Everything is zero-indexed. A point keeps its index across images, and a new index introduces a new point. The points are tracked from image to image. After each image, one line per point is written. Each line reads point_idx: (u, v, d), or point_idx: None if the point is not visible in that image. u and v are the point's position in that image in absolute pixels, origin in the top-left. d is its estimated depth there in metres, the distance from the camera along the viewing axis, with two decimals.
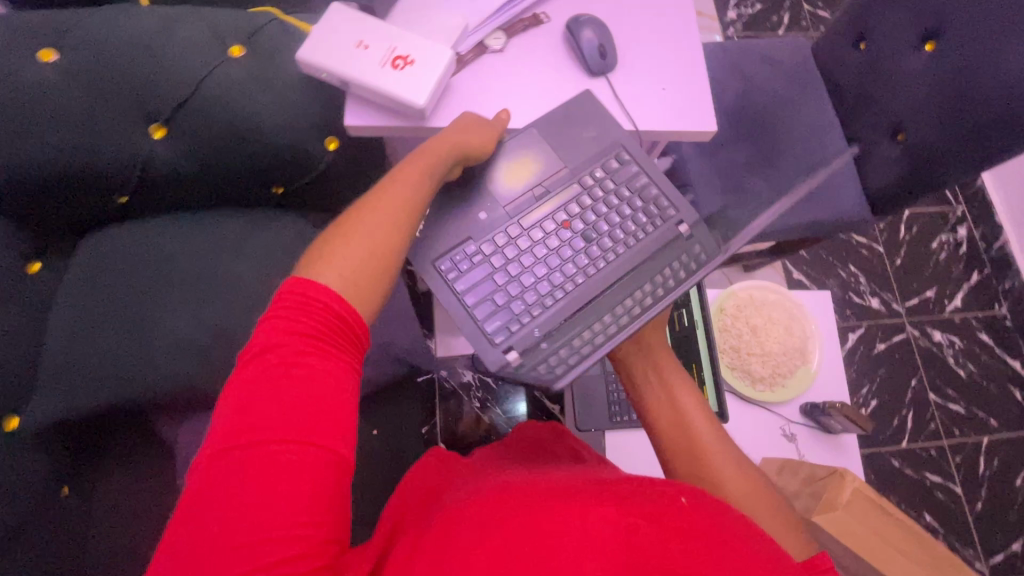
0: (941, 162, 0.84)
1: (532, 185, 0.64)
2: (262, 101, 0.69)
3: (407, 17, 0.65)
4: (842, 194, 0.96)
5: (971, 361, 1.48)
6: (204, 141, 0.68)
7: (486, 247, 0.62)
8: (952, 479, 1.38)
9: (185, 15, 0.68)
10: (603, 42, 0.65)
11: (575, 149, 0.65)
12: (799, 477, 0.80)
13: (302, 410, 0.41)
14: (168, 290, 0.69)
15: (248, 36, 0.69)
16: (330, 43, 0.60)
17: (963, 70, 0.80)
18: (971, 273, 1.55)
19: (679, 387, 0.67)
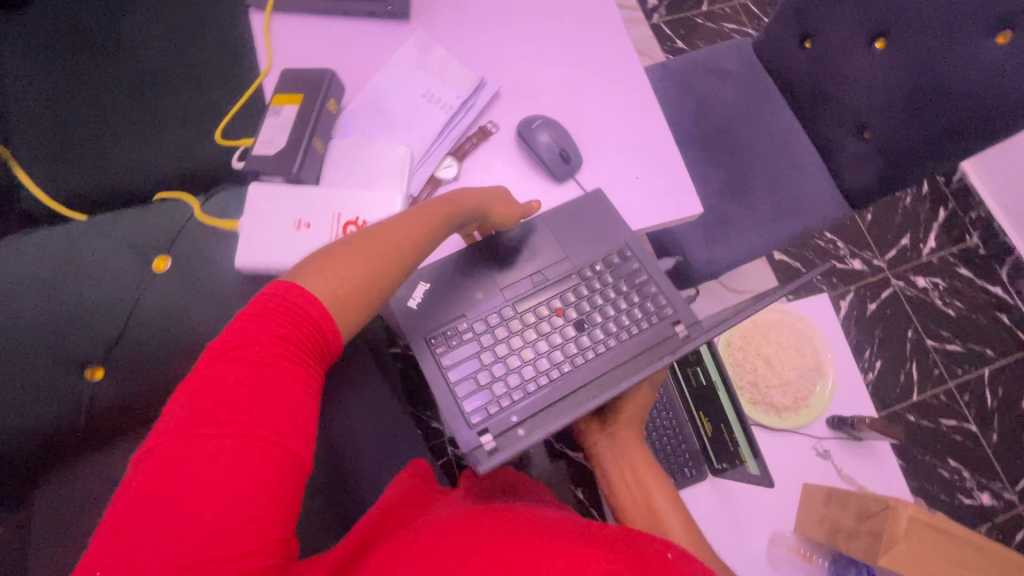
0: (915, 159, 0.81)
1: (530, 272, 0.60)
2: (198, 312, 0.71)
3: (341, 167, 0.58)
4: (819, 199, 0.93)
5: (957, 298, 1.50)
6: (143, 370, 0.70)
7: (480, 326, 0.59)
8: (965, 419, 1.42)
9: (107, 250, 0.73)
10: (562, 145, 0.60)
11: (579, 243, 0.61)
12: (852, 511, 0.79)
13: (265, 411, 0.41)
14: None
15: (167, 245, 0.74)
16: (269, 236, 0.53)
17: (922, 66, 0.77)
18: (939, 210, 1.56)
19: (655, 492, 0.66)
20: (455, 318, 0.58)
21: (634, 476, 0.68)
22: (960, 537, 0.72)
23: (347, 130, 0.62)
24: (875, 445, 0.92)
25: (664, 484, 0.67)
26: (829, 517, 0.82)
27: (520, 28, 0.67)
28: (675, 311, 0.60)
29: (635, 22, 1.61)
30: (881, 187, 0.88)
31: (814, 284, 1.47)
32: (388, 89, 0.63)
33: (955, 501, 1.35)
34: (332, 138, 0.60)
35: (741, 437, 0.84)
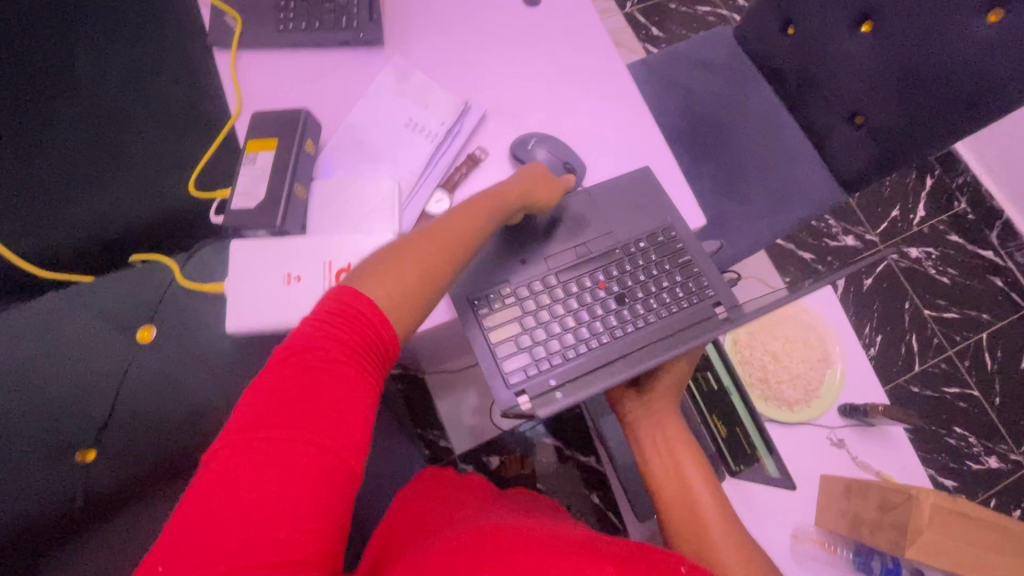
0: (907, 141, 0.80)
1: (574, 245, 0.61)
2: (195, 377, 0.74)
3: (326, 210, 0.55)
4: (813, 186, 0.92)
5: (950, 266, 1.51)
6: (139, 444, 0.70)
7: (524, 292, 0.59)
8: (967, 384, 1.42)
9: (89, 321, 0.73)
10: (563, 159, 0.61)
11: (622, 220, 0.62)
12: (873, 502, 0.78)
13: (323, 418, 0.39)
14: None
15: (151, 313, 0.75)
16: (258, 294, 0.50)
17: (909, 47, 0.76)
18: (925, 178, 1.56)
19: (687, 461, 0.66)
20: (496, 282, 0.59)
21: (664, 448, 0.68)
22: (982, 520, 0.72)
23: (328, 169, 0.58)
24: (888, 430, 0.91)
25: (697, 456, 0.67)
26: (851, 508, 0.82)
27: (501, 46, 0.65)
28: (716, 294, 0.60)
29: (609, 14, 1.58)
30: (878, 169, 0.86)
31: (809, 264, 1.47)
32: (369, 122, 0.60)
33: (964, 468, 1.36)
34: (314, 180, 0.56)
35: (757, 437, 0.83)
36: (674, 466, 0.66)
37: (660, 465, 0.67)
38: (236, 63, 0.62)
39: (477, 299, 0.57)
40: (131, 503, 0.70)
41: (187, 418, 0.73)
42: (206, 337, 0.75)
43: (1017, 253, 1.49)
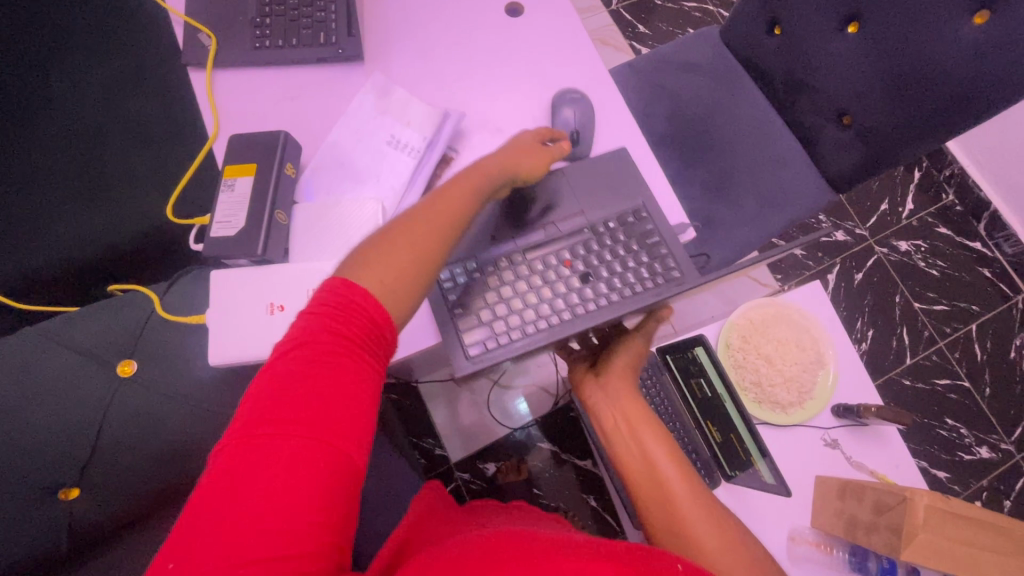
0: (894, 144, 0.80)
1: (544, 222, 0.60)
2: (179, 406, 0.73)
3: (308, 234, 0.54)
4: (803, 188, 0.91)
5: (939, 258, 1.52)
6: (125, 478, 0.70)
7: (489, 267, 0.58)
8: (958, 375, 1.43)
9: (66, 357, 0.72)
10: (578, 126, 0.61)
11: (597, 198, 0.60)
12: (868, 504, 0.79)
13: (324, 411, 0.38)
14: None
15: (132, 348, 0.74)
16: (241, 326, 0.49)
17: (895, 50, 0.76)
18: (913, 172, 1.57)
19: (648, 435, 0.62)
20: (459, 259, 0.58)
21: (625, 424, 0.64)
22: (975, 518, 0.73)
23: (309, 191, 0.57)
24: (881, 429, 0.92)
25: (658, 430, 0.63)
26: (846, 510, 0.82)
27: (485, 58, 0.64)
28: (683, 275, 0.57)
29: (595, 14, 1.57)
30: (865, 171, 0.86)
31: (799, 260, 1.47)
32: (350, 140, 0.58)
33: (956, 458, 1.37)
34: (294, 204, 0.55)
35: (751, 442, 0.84)
36: (635, 443, 0.62)
37: (624, 443, 0.63)
38: (211, 84, 0.60)
39: (445, 281, 0.57)
40: (124, 536, 0.71)
41: (176, 445, 0.72)
42: (190, 365, 0.75)
43: (1004, 244, 1.50)
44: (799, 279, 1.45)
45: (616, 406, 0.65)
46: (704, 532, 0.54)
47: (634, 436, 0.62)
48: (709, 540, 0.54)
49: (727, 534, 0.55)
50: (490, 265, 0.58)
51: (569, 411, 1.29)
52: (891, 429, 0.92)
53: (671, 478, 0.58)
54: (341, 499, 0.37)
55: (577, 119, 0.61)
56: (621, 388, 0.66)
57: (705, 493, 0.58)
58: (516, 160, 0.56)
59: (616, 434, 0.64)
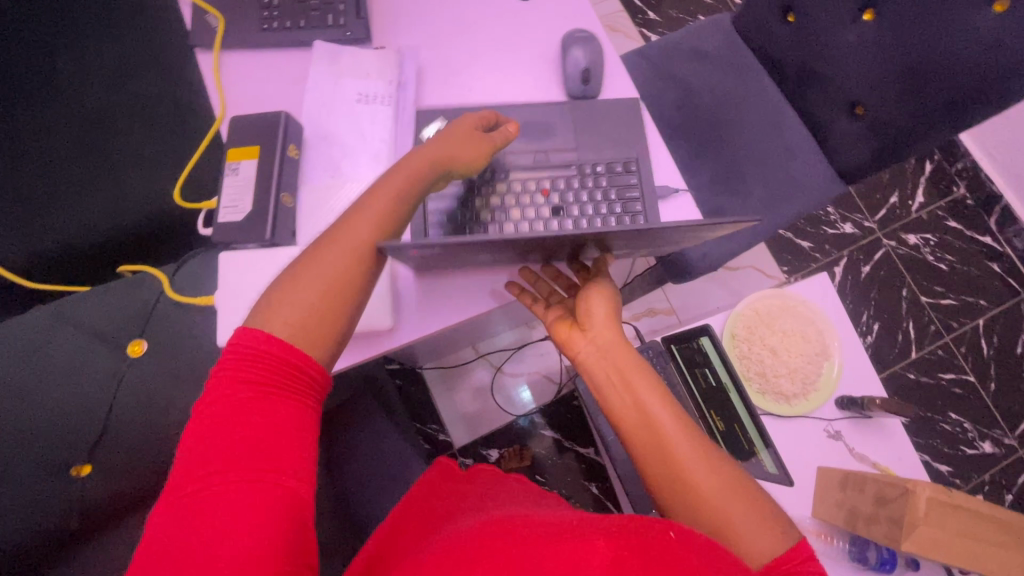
0: (906, 136, 0.79)
1: (534, 150, 0.59)
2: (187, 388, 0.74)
3: (316, 219, 0.54)
4: (812, 179, 0.90)
5: (948, 252, 1.50)
6: (134, 456, 0.71)
7: (471, 176, 0.57)
8: (963, 371, 1.42)
9: (75, 338, 0.73)
10: (587, 67, 0.60)
11: (590, 139, 0.60)
12: (868, 495, 0.79)
13: (249, 450, 0.38)
14: None
15: (141, 330, 0.75)
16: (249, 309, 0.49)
17: (910, 40, 0.75)
18: (924, 164, 1.55)
19: (642, 384, 0.55)
20: None
21: (613, 371, 0.57)
22: (977, 512, 0.73)
23: (314, 173, 0.57)
24: (884, 421, 0.92)
25: (654, 378, 0.56)
26: (847, 501, 0.82)
27: (493, 43, 0.63)
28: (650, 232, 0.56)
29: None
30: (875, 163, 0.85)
31: (806, 252, 1.46)
32: (355, 123, 0.58)
33: (958, 453, 1.37)
34: (300, 186, 0.55)
35: (754, 431, 0.83)
36: (625, 390, 0.55)
37: (614, 393, 0.56)
38: (219, 66, 0.60)
39: None
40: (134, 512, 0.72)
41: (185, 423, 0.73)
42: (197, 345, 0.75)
43: (1015, 239, 1.48)
44: (806, 271, 1.44)
45: (603, 352, 0.58)
46: (709, 477, 0.49)
47: (625, 384, 0.55)
48: (715, 484, 0.48)
49: (734, 478, 0.49)
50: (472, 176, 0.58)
51: (572, 399, 1.29)
52: (894, 421, 0.92)
53: (668, 423, 0.52)
54: (284, 524, 0.38)
55: (590, 57, 0.60)
56: (607, 331, 0.59)
57: (704, 437, 0.52)
58: (447, 152, 0.51)
59: (606, 383, 0.57)
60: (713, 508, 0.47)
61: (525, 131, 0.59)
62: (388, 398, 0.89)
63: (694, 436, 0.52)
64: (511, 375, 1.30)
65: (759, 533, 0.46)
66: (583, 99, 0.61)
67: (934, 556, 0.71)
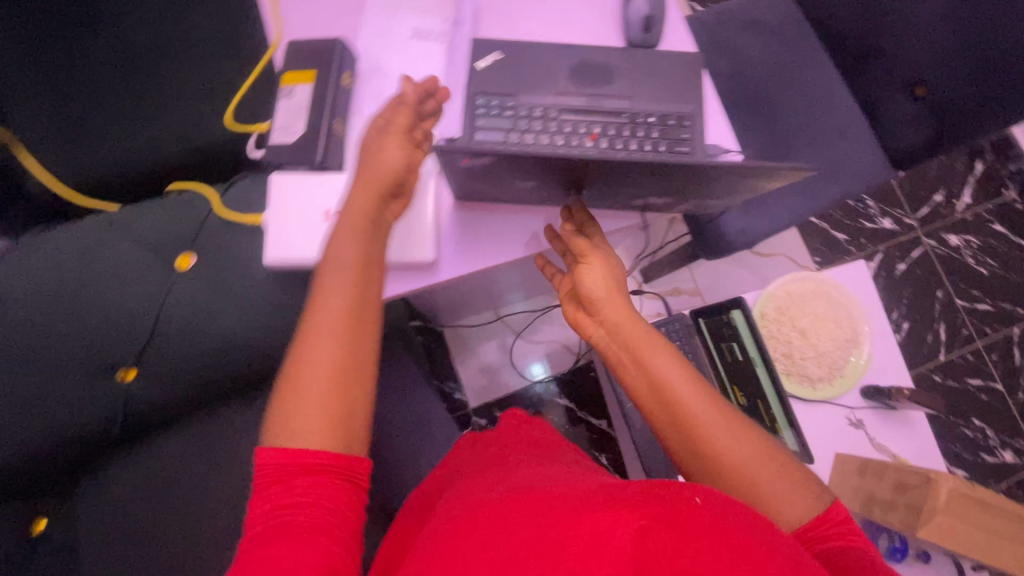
0: (970, 117, 0.76)
1: (590, 93, 0.58)
2: (229, 313, 0.70)
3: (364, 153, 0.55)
4: (861, 160, 0.88)
5: (990, 256, 1.45)
6: (179, 370, 0.69)
7: (524, 112, 0.56)
8: (992, 378, 1.38)
9: (122, 242, 0.70)
10: (651, 13, 0.59)
11: (646, 87, 0.58)
12: (888, 483, 0.78)
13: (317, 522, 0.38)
14: (179, 529, 0.67)
15: (192, 241, 0.71)
16: (297, 230, 0.50)
17: (987, 16, 0.72)
18: (975, 164, 1.49)
19: (650, 355, 0.52)
20: (499, 93, 0.57)
21: (628, 353, 0.53)
22: (1000, 509, 0.72)
23: (362, 104, 0.56)
24: (908, 414, 0.91)
25: (664, 345, 0.52)
26: (864, 488, 0.82)
27: None
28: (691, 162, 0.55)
29: None
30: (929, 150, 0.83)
31: (841, 244, 1.43)
32: (405, 57, 0.58)
33: (977, 460, 1.34)
34: (350, 116, 0.55)
35: (778, 408, 0.83)
36: (643, 373, 0.52)
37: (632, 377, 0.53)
38: None
39: (479, 103, 0.56)
40: (178, 422, 0.72)
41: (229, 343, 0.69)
42: (245, 272, 0.70)
43: None
44: (839, 263, 1.41)
45: (617, 332, 0.54)
46: (736, 450, 0.47)
47: (643, 367, 0.52)
48: (743, 453, 0.47)
49: (763, 448, 0.48)
50: (526, 111, 0.56)
51: (589, 370, 1.30)
52: (919, 414, 0.91)
53: (692, 403, 0.49)
54: None
55: (653, 5, 0.59)
56: (616, 308, 0.54)
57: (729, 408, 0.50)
58: (382, 180, 0.48)
59: (625, 367, 0.53)
60: (746, 484, 0.46)
61: (582, 75, 0.58)
62: (412, 346, 0.90)
63: (719, 410, 0.49)
64: (530, 341, 1.30)
65: (793, 503, 0.45)
66: (642, 48, 0.60)
67: (952, 548, 0.71)
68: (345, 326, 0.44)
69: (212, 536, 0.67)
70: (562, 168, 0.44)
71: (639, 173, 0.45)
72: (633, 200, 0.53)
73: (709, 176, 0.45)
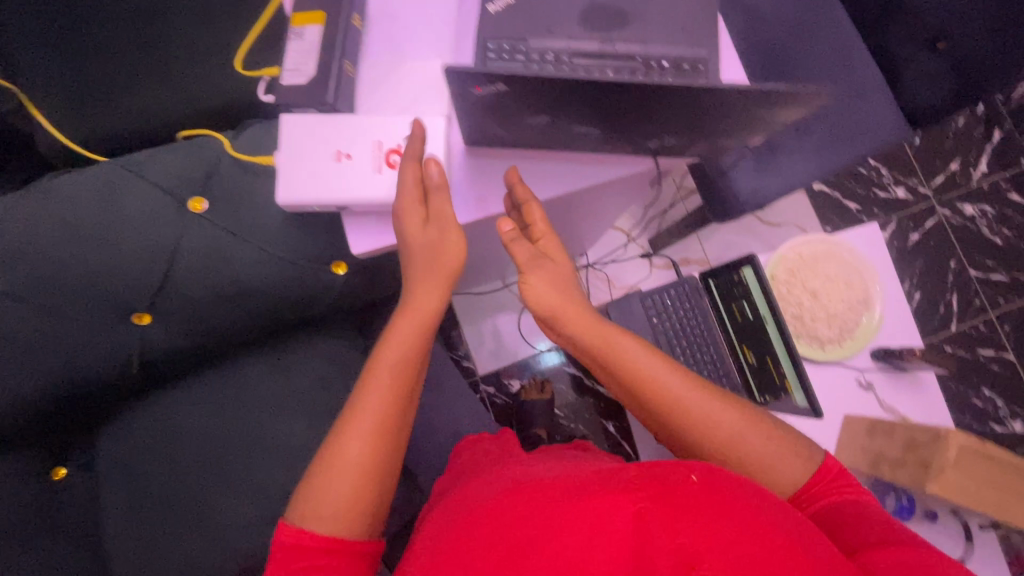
0: (993, 70, 0.74)
1: (602, 37, 0.56)
2: (240, 257, 0.67)
3: (375, 100, 0.55)
4: (878, 119, 0.86)
5: (1005, 226, 1.43)
6: (194, 316, 0.68)
7: (535, 56, 0.56)
8: (1003, 348, 1.37)
9: (126, 183, 0.66)
10: None
11: (663, 29, 0.56)
12: (897, 440, 0.79)
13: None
14: (199, 471, 0.68)
15: (202, 185, 0.67)
16: (308, 170, 0.49)
17: None
18: (993, 132, 1.46)
19: (626, 359, 0.53)
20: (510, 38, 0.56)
21: (603, 359, 0.55)
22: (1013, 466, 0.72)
23: (373, 49, 0.56)
24: (919, 376, 0.90)
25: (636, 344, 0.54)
26: (873, 447, 0.82)
27: None
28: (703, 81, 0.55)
29: None
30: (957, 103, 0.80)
31: (853, 214, 1.41)
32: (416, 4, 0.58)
33: (986, 430, 1.33)
34: (361, 61, 0.56)
35: (789, 367, 0.82)
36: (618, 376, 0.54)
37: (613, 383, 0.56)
38: None
39: (490, 47, 0.55)
40: (200, 365, 0.74)
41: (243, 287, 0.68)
42: (256, 220, 0.67)
43: None
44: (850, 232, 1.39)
45: (585, 343, 0.55)
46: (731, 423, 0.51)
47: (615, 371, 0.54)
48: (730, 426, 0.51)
49: (749, 415, 0.52)
50: (537, 55, 0.56)
51: None
52: (930, 377, 0.90)
53: (675, 396, 0.52)
54: None
55: None
56: (573, 317, 0.55)
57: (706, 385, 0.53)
58: (440, 283, 0.51)
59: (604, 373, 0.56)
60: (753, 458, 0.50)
61: (596, 18, 0.56)
62: (422, 305, 0.90)
63: (699, 394, 0.52)
64: None
65: (794, 462, 0.49)
66: None
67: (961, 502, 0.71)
68: (379, 440, 0.48)
69: (251, 465, 0.69)
70: (575, 98, 0.43)
71: (655, 107, 0.44)
72: (647, 140, 0.51)
73: (725, 106, 0.44)
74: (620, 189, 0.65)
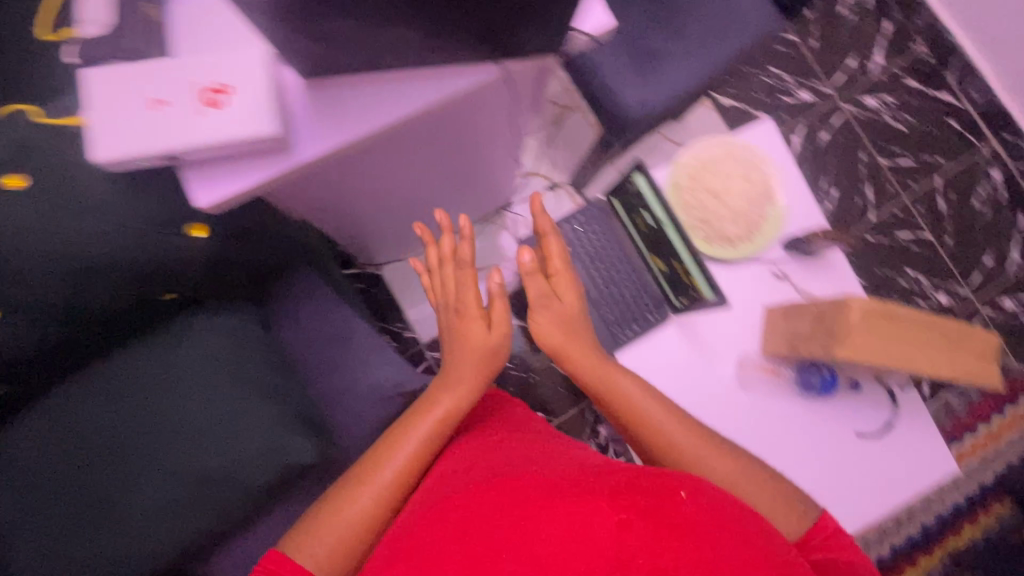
0: None
1: None
2: (79, 229, 0.58)
3: (189, 34, 0.49)
4: (748, 14, 0.86)
5: (907, 112, 1.47)
6: (38, 304, 0.60)
7: None
8: (919, 229, 1.43)
9: None
10: None
11: None
12: (809, 317, 0.81)
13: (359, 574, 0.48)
14: (82, 474, 0.61)
15: (8, 157, 0.55)
16: (120, 124, 0.46)
17: None
18: (884, 22, 1.49)
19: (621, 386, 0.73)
20: None
21: (609, 391, 0.74)
22: (916, 320, 0.74)
23: None
24: (829, 257, 0.93)
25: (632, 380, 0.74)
26: (790, 328, 0.84)
27: None
28: None
29: None
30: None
31: None
32: None
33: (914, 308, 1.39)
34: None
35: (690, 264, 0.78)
36: (618, 404, 0.72)
37: (614, 407, 0.73)
38: None
39: None
40: (72, 361, 0.66)
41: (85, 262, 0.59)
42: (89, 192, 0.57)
43: (975, 93, 1.45)
44: None
45: (595, 377, 0.75)
46: (725, 472, 0.63)
47: (614, 399, 0.73)
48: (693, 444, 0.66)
49: (741, 463, 0.63)
50: None
51: None
52: (840, 257, 0.93)
53: (662, 422, 0.68)
54: None
55: None
56: (580, 355, 0.77)
57: (698, 429, 0.68)
58: (480, 362, 0.73)
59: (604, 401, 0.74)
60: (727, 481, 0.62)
61: None
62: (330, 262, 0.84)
63: (688, 431, 0.67)
64: None
65: (790, 517, 0.58)
66: None
67: (872, 360, 0.74)
68: (410, 472, 0.63)
69: (170, 448, 0.61)
70: (374, 13, 0.40)
71: (474, 7, 0.42)
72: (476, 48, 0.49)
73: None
74: (495, 115, 0.63)
